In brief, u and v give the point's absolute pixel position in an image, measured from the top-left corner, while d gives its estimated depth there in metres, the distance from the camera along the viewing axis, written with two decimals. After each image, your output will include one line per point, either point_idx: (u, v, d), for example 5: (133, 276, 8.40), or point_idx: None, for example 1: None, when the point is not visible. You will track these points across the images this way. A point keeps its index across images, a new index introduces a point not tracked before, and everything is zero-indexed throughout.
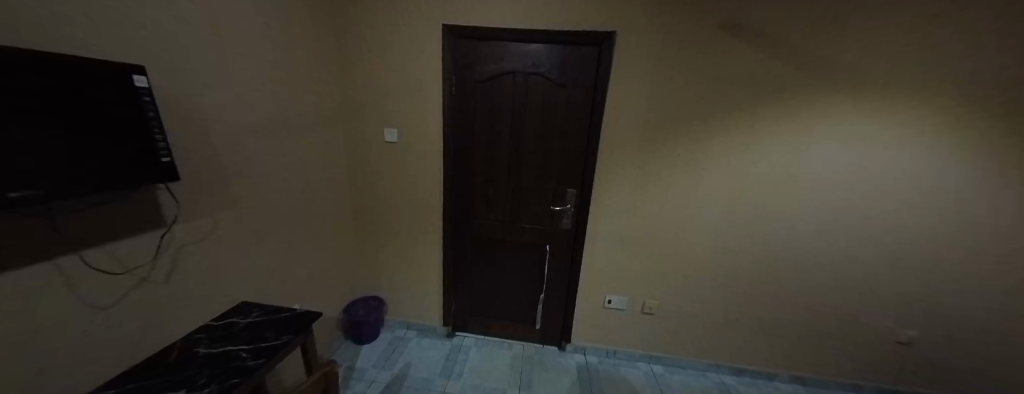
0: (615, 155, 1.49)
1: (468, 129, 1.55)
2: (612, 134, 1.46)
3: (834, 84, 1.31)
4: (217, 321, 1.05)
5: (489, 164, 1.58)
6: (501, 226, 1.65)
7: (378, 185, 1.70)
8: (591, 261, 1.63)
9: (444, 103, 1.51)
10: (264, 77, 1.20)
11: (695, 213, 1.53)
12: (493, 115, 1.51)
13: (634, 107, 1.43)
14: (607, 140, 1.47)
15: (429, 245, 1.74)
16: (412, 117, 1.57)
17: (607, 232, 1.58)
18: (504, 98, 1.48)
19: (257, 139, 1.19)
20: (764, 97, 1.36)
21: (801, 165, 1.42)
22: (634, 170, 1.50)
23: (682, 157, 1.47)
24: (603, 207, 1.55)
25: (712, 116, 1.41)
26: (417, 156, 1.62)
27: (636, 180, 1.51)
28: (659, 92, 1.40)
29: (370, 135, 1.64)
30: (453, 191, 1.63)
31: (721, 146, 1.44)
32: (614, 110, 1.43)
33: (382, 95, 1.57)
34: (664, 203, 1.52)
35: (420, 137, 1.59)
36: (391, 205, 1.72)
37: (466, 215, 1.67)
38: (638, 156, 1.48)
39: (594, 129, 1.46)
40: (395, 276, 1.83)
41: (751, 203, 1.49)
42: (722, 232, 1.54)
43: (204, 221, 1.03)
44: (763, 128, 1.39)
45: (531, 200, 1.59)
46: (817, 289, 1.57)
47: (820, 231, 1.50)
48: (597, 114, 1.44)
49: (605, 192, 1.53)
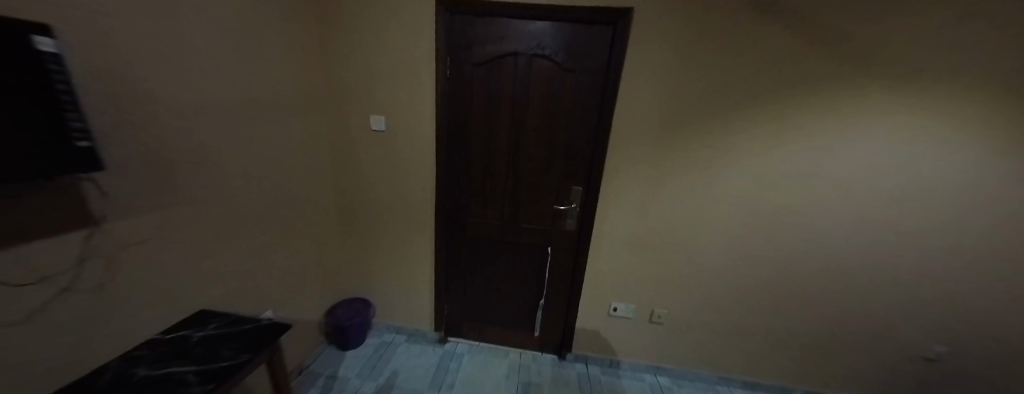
0: (626, 151, 1.34)
1: (464, 118, 1.39)
2: (625, 127, 1.31)
3: (880, 74, 1.15)
4: (165, 335, 0.91)
5: (486, 159, 1.43)
6: (499, 226, 1.51)
7: (364, 178, 1.55)
8: (596, 265, 1.49)
9: (437, 89, 1.35)
10: (228, 51, 1.02)
11: (711, 216, 1.39)
12: (492, 103, 1.35)
13: (650, 98, 1.27)
14: (619, 133, 1.31)
15: (421, 245, 1.60)
16: (403, 104, 1.41)
17: (615, 236, 1.44)
18: (504, 84, 1.32)
19: (220, 123, 1.02)
20: (797, 87, 1.20)
21: (830, 165, 1.28)
22: (646, 168, 1.35)
23: (700, 153, 1.32)
24: (611, 208, 1.41)
25: (737, 109, 1.25)
26: (408, 148, 1.46)
27: (649, 179, 1.36)
28: (679, 82, 1.24)
29: (356, 122, 1.47)
30: (447, 187, 1.48)
31: (746, 143, 1.29)
32: (627, 100, 1.28)
33: (369, 78, 1.40)
34: (677, 205, 1.39)
35: (412, 126, 1.43)
36: (379, 201, 1.57)
37: (461, 213, 1.52)
38: (652, 152, 1.33)
39: (605, 120, 1.30)
40: (382, 278, 1.69)
41: (774, 206, 1.36)
42: (740, 236, 1.41)
43: (151, 220, 0.87)
44: (794, 123, 1.24)
45: (531, 198, 1.45)
46: (840, 299, 1.45)
47: (847, 239, 1.37)
48: (608, 103, 1.28)
49: (614, 192, 1.39)
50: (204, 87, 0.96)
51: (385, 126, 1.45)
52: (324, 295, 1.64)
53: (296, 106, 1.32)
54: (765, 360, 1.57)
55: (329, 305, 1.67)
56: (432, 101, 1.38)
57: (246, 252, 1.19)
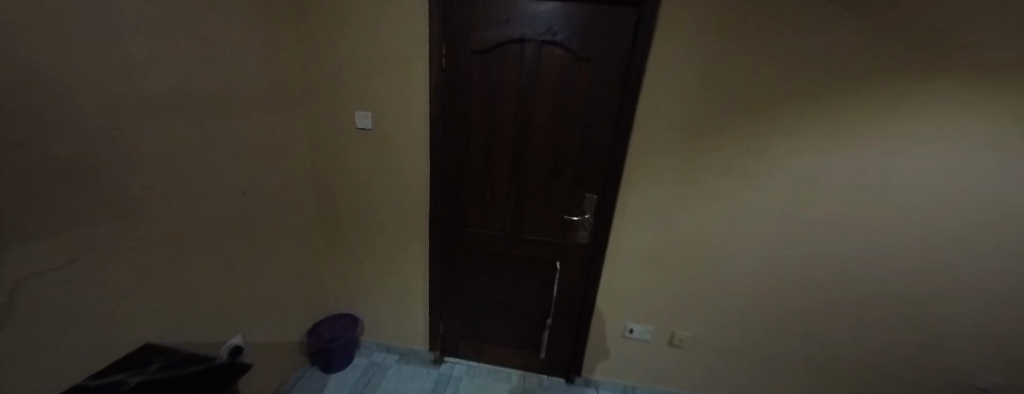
0: (649, 155, 1.16)
1: (461, 115, 1.21)
2: (649, 128, 1.12)
3: (986, 64, 0.90)
4: (95, 380, 0.73)
5: (486, 163, 1.26)
6: (502, 238, 1.34)
7: (350, 183, 1.38)
8: (610, 282, 1.33)
9: (431, 81, 1.17)
10: (186, 35, 0.84)
11: (742, 230, 1.21)
12: (494, 98, 1.17)
13: (681, 94, 1.07)
14: (641, 134, 1.13)
15: (414, 258, 1.43)
16: (392, 100, 1.23)
17: (632, 250, 1.27)
18: (508, 76, 1.14)
19: (177, 124, 0.85)
20: (871, 79, 0.96)
21: (899, 178, 1.05)
22: (671, 176, 1.17)
23: (736, 159, 1.12)
24: (628, 219, 1.23)
25: (786, 108, 1.05)
26: (399, 149, 1.29)
27: (674, 188, 1.18)
28: (718, 75, 1.04)
29: (338, 119, 1.30)
30: (442, 194, 1.31)
31: (793, 149, 1.09)
32: (652, 96, 1.09)
33: (353, 68, 1.22)
34: (704, 217, 1.21)
35: (403, 125, 1.26)
36: (366, 209, 1.40)
37: (458, 222, 1.35)
38: (679, 157, 1.15)
39: (625, 118, 1.12)
40: (370, 292, 1.53)
41: (821, 221, 1.16)
42: (777, 254, 1.22)
43: (90, 248, 0.70)
44: (862, 125, 1.02)
45: (538, 207, 1.28)
46: (889, 326, 1.27)
47: (907, 261, 1.16)
48: (630, 99, 1.10)
49: (632, 201, 1.21)
50: (157, 79, 0.78)
51: (370, 124, 1.27)
52: (305, 311, 1.48)
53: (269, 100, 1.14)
54: (794, 387, 1.42)
55: (311, 323, 1.52)
56: (426, 96, 1.20)
57: (209, 273, 1.02)
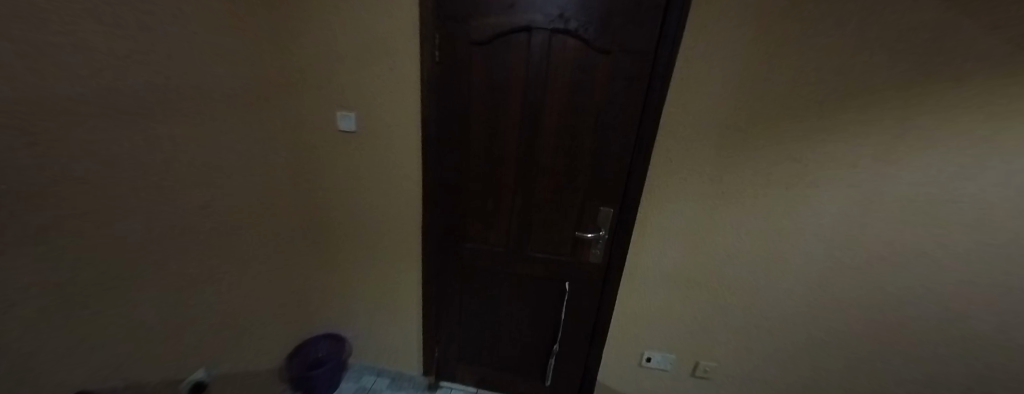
0: (677, 166, 0.99)
1: (459, 117, 1.05)
2: (679, 135, 0.96)
3: None
4: None
5: (488, 171, 1.10)
6: (505, 255, 1.19)
7: (331, 191, 1.22)
8: (627, 306, 1.18)
9: (423, 77, 1.01)
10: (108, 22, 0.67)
11: (783, 251, 1.04)
12: (496, 97, 1.01)
13: (719, 94, 0.90)
14: (668, 141, 0.97)
15: (407, 276, 1.29)
16: (379, 99, 1.07)
17: (653, 272, 1.12)
18: (513, 71, 0.98)
19: (112, 132, 0.70)
20: (971, 79, 0.77)
21: (991, 199, 0.86)
22: (702, 190, 1.00)
23: (783, 171, 0.94)
24: (651, 239, 1.08)
25: (852, 112, 0.85)
26: (387, 156, 1.13)
27: (706, 204, 1.02)
28: (767, 71, 0.86)
29: (316, 120, 1.14)
30: (437, 205, 1.15)
31: (857, 161, 0.89)
32: (684, 96, 0.92)
33: (333, 63, 1.06)
34: (740, 237, 1.04)
35: (391, 129, 1.10)
36: (351, 220, 1.25)
37: (455, 237, 1.20)
38: (713, 169, 0.97)
39: (650, 121, 0.95)
40: (358, 311, 1.39)
41: (884, 248, 0.97)
42: (825, 282, 1.05)
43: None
44: (953, 135, 0.82)
45: (546, 221, 1.13)
46: (955, 369, 1.08)
47: (987, 297, 0.96)
48: (656, 99, 0.93)
49: (655, 218, 1.06)
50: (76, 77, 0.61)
51: (354, 126, 1.11)
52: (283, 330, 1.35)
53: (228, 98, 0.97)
54: None
55: (298, 342, 1.41)
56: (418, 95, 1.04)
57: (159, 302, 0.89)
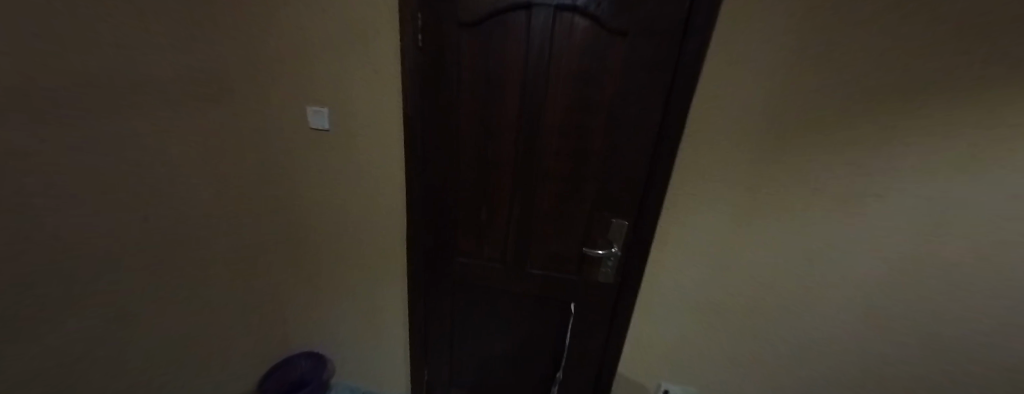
0: (706, 180, 0.81)
1: (448, 113, 0.90)
2: (710, 140, 0.77)
3: None
4: None
5: (481, 176, 0.95)
6: (501, 272, 1.04)
7: (304, 200, 1.08)
8: (642, 334, 1.03)
9: (403, 68, 0.85)
10: None
11: (843, 294, 0.82)
12: (491, 90, 0.86)
13: (765, 91, 0.70)
14: (698, 145, 0.78)
15: (391, 293, 1.15)
16: (350, 96, 0.92)
17: (673, 298, 0.96)
18: (510, 58, 0.82)
19: None
20: None
21: None
22: (736, 211, 0.82)
23: (856, 194, 0.71)
24: (672, 261, 0.92)
25: (964, 118, 0.61)
26: (363, 161, 0.99)
27: (742, 229, 0.83)
28: (839, 60, 0.64)
29: (280, 118, 0.98)
30: (424, 216, 1.01)
31: (966, 191, 0.65)
32: (718, 93, 0.73)
33: (297, 52, 0.90)
34: (783, 269, 0.85)
35: (366, 130, 0.95)
36: (328, 232, 1.11)
37: (445, 251, 1.06)
38: (753, 185, 0.78)
39: (674, 119, 0.77)
40: (339, 330, 1.27)
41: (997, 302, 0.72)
42: (902, 335, 0.82)
43: None
44: None
45: (549, 234, 0.97)
46: None
47: None
48: (682, 92, 0.74)
49: (677, 237, 0.89)
50: None
51: (327, 124, 0.95)
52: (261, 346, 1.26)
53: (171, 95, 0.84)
54: None
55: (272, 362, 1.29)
56: (397, 90, 0.89)
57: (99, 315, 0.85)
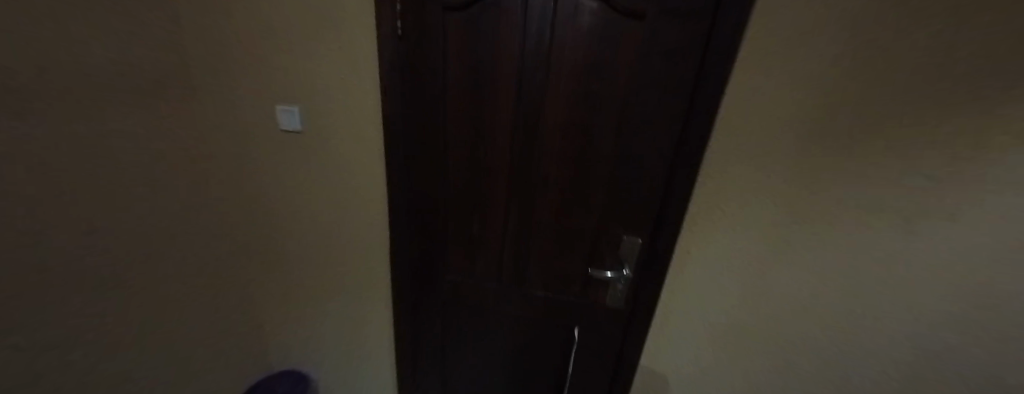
0: (738, 200, 0.66)
1: (435, 114, 0.79)
2: (743, 151, 0.62)
3: None
4: None
5: (473, 184, 0.83)
6: (496, 291, 0.93)
7: (278, 209, 0.99)
8: (657, 368, 0.89)
9: (380, 62, 0.74)
10: None
11: (915, 346, 0.65)
12: (483, 87, 0.74)
13: (818, 92, 0.54)
14: (730, 153, 0.63)
15: (375, 311, 1.05)
16: (321, 94, 0.81)
17: (693, 334, 0.82)
18: (505, 49, 0.70)
19: None
20: None
21: None
22: (778, 242, 0.66)
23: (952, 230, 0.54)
24: (693, 292, 0.77)
25: None
26: (338, 169, 0.88)
27: (786, 263, 0.68)
28: (928, 50, 0.47)
29: (250, 120, 0.88)
30: (410, 229, 0.90)
31: None
32: (753, 94, 0.58)
33: (263, 47, 0.81)
34: (839, 315, 0.67)
35: (340, 134, 0.84)
36: (304, 245, 1.02)
37: (433, 267, 0.94)
38: (802, 211, 0.62)
39: (699, 124, 0.63)
40: (319, 350, 1.17)
41: None
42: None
43: None
44: None
45: (550, 250, 0.85)
46: None
47: None
48: (710, 91, 0.60)
49: (703, 262, 0.74)
50: None
51: (298, 126, 0.85)
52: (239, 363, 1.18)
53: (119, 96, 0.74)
54: None
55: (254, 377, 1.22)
56: (374, 89, 0.78)
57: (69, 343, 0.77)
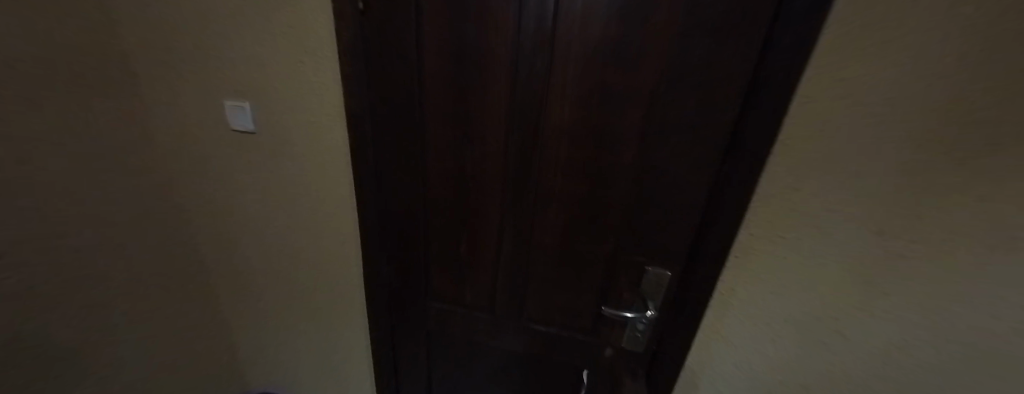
0: (797, 233, 0.48)
1: (410, 114, 0.63)
2: (819, 171, 0.43)
3: None
4: None
5: (461, 199, 0.68)
6: (488, 323, 0.78)
7: (237, 220, 0.87)
8: None
9: (338, 50, 0.59)
10: None
11: None
12: (468, 77, 0.58)
13: (970, 87, 0.34)
14: (797, 172, 0.45)
15: (350, 335, 0.92)
16: (276, 90, 0.68)
17: (731, 392, 0.65)
18: (494, 30, 0.54)
19: None
20: None
21: None
22: (847, 293, 0.49)
23: None
24: (732, 344, 0.61)
25: None
26: (298, 177, 0.75)
27: (860, 323, 0.49)
28: None
29: (204, 120, 0.77)
30: (387, 251, 0.76)
31: None
32: (848, 89, 0.38)
33: (210, 33, 0.68)
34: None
35: (298, 137, 0.71)
36: (267, 261, 0.90)
37: (415, 293, 0.80)
38: (902, 255, 0.43)
39: (761, 130, 0.44)
40: (290, 370, 1.07)
41: None
42: None
43: None
44: None
45: (554, 280, 0.69)
46: None
47: None
48: (779, 83, 0.41)
49: (758, 306, 0.56)
50: None
51: (251, 127, 0.73)
52: (211, 376, 1.12)
53: (39, 93, 0.63)
54: None
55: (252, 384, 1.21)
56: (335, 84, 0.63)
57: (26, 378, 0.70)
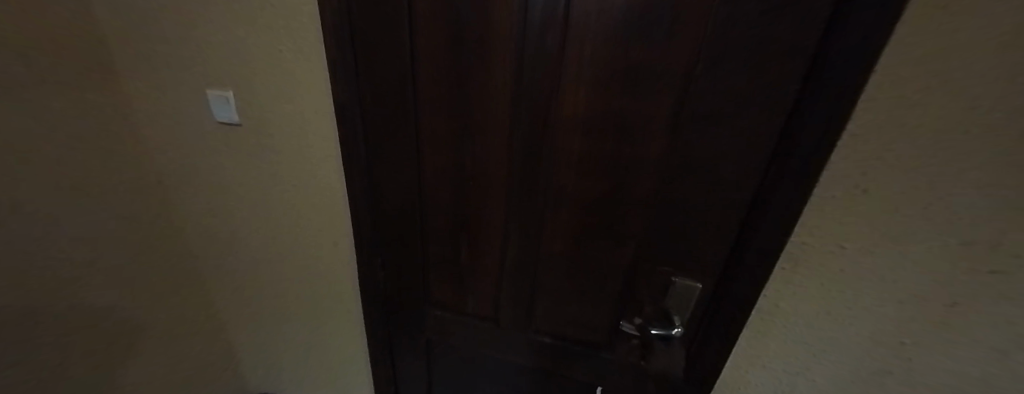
0: (862, 254, 0.38)
1: (403, 104, 0.56)
2: (896, 173, 0.34)
3: None
4: None
5: (461, 199, 0.62)
6: (492, 333, 0.71)
7: (228, 217, 0.84)
8: None
9: (323, 33, 0.53)
10: None
11: None
12: (468, 60, 0.51)
13: None
14: (869, 170, 0.35)
15: (347, 341, 0.87)
16: (261, 80, 0.63)
17: None
18: (495, 4, 0.46)
19: None
20: None
21: None
22: (915, 342, 0.38)
23: None
24: (762, 382, 0.52)
25: None
26: (286, 172, 0.70)
27: (931, 383, 0.39)
28: None
29: (191, 114, 0.73)
30: (381, 255, 0.70)
31: None
32: (952, 60, 0.29)
33: (184, 17, 0.63)
34: None
35: (282, 129, 0.66)
36: (261, 262, 0.86)
37: (412, 299, 0.74)
38: (992, 295, 0.33)
39: (824, 119, 0.35)
40: (287, 374, 1.04)
41: None
42: None
43: None
44: None
45: (564, 288, 0.62)
46: None
47: None
48: (850, 59, 0.32)
49: (789, 337, 0.47)
50: None
51: (234, 118, 0.69)
52: (210, 378, 1.10)
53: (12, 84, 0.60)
54: None
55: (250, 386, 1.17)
56: (319, 71, 0.58)
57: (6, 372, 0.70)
